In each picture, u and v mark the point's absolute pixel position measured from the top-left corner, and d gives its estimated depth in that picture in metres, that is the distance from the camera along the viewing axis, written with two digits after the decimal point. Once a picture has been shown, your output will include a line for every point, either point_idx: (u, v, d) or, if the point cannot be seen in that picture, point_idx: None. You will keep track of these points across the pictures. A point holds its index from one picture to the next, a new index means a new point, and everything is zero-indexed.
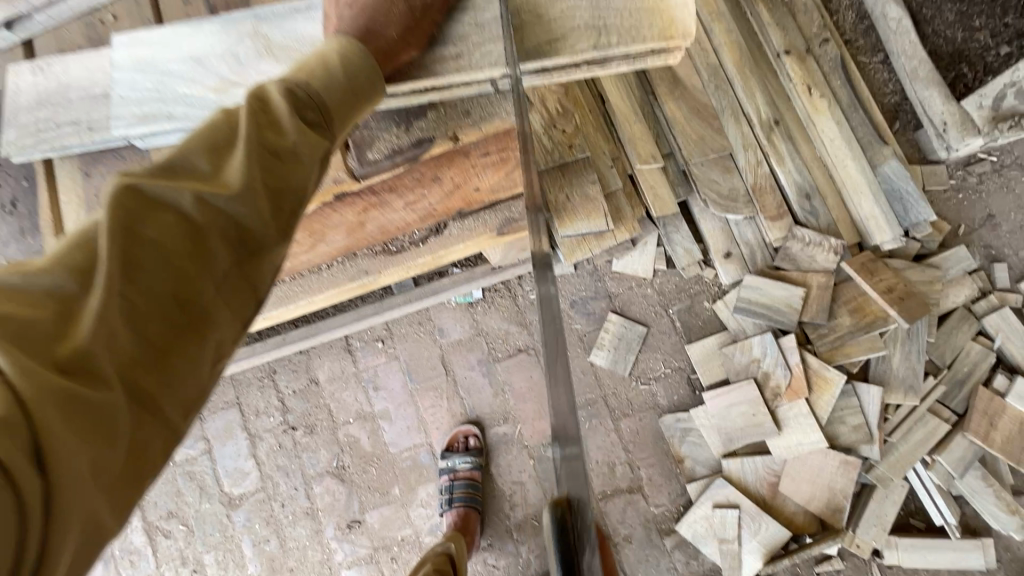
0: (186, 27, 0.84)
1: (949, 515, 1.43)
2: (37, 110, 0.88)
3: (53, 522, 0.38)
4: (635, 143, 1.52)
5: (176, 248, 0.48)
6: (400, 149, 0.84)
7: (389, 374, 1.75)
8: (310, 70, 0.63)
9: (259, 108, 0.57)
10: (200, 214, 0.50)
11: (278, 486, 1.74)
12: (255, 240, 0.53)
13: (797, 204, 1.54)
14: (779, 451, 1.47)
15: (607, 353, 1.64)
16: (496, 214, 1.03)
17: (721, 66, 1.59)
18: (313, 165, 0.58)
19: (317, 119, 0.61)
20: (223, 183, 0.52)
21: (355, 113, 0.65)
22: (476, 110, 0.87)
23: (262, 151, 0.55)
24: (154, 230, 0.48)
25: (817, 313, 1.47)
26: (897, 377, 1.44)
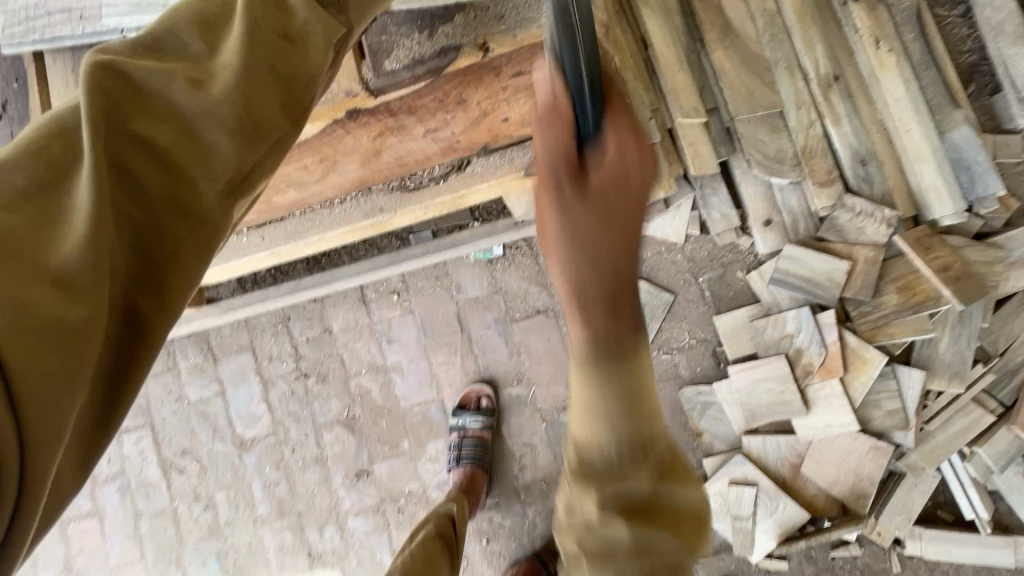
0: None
1: (981, 510, 1.35)
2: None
3: (31, 422, 0.45)
4: (677, 94, 1.40)
5: (154, 156, 0.55)
6: (422, 59, 0.85)
7: (403, 328, 1.71)
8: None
9: (223, 30, 0.63)
10: (176, 132, 0.56)
11: (289, 432, 1.74)
12: (234, 155, 0.60)
13: (850, 169, 1.41)
14: (804, 432, 1.40)
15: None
16: (526, 150, 0.95)
17: (779, 12, 1.44)
18: (305, 88, 0.67)
19: (299, 40, 0.67)
20: (202, 101, 0.58)
21: (331, 39, 0.70)
22: (511, 18, 0.84)
23: (251, 71, 0.62)
24: (139, 138, 0.54)
25: (861, 289, 1.36)
26: (942, 362, 1.33)
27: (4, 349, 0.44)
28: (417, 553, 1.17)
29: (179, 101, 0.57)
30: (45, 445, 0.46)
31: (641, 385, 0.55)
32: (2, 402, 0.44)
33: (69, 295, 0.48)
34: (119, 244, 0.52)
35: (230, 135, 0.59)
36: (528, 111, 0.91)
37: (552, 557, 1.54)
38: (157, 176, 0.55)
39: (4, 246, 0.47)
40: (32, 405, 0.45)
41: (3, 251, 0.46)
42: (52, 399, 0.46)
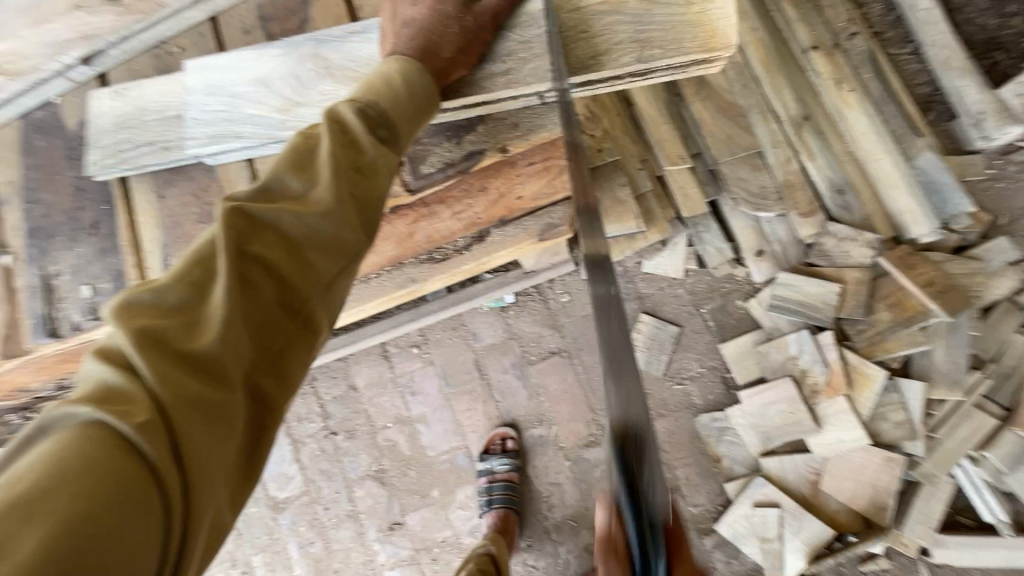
0: (251, 52, 0.90)
1: (1000, 512, 1.39)
2: (119, 133, 0.96)
3: (191, 500, 0.47)
4: (663, 145, 1.53)
5: (279, 258, 0.57)
6: (452, 162, 0.89)
7: (425, 379, 1.79)
8: (376, 89, 0.69)
9: (338, 131, 0.64)
10: (295, 232, 0.58)
11: (321, 490, 1.79)
12: (347, 248, 0.61)
13: (830, 199, 1.55)
14: (819, 449, 1.46)
15: (641, 355, 1.66)
16: (538, 220, 1.04)
17: (746, 65, 1.60)
18: (388, 176, 0.67)
19: (388, 135, 0.68)
20: (313, 205, 0.60)
21: (414, 127, 0.71)
22: (524, 122, 0.89)
23: (347, 169, 0.63)
24: (261, 245, 0.56)
25: (854, 309, 1.45)
26: (941, 372, 1.40)
27: (160, 442, 0.46)
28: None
29: (294, 204, 0.59)
30: (193, 530, 0.47)
31: None
32: (166, 488, 0.45)
33: (209, 390, 0.50)
34: (248, 340, 0.54)
35: (341, 231, 0.60)
36: (539, 188, 1.00)
37: None
38: (284, 273, 0.57)
39: (154, 352, 0.49)
40: (196, 487, 0.47)
41: (153, 354, 0.48)
42: (203, 487, 0.47)
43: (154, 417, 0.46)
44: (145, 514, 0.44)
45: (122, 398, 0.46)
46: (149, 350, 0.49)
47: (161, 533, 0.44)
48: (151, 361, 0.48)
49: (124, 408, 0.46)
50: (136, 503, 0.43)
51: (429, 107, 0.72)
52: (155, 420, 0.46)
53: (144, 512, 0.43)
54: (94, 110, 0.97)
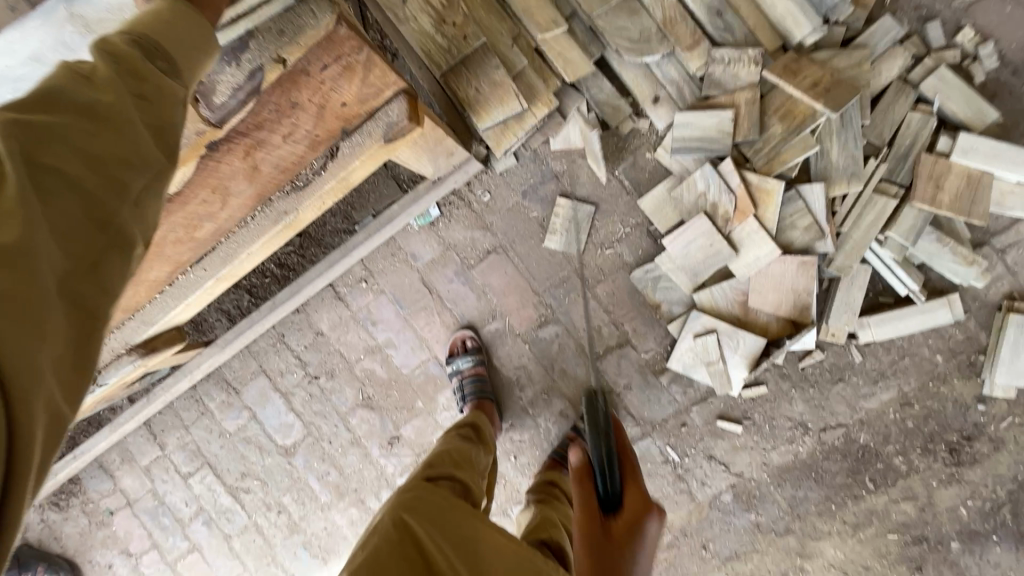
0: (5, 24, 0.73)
1: (912, 283, 1.50)
2: None
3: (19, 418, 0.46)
4: (530, 13, 1.48)
5: (75, 174, 0.54)
6: (240, 86, 0.81)
7: (381, 307, 1.89)
8: (145, 21, 0.64)
9: (120, 53, 0.60)
10: (83, 149, 0.55)
11: (321, 428, 1.97)
12: (148, 166, 0.60)
13: (709, 23, 1.51)
14: (741, 272, 1.55)
15: (562, 238, 1.73)
16: (377, 123, 1.01)
17: None
18: (180, 107, 0.64)
19: (168, 67, 0.64)
20: (104, 125, 0.57)
21: (202, 57, 0.68)
22: (291, 26, 0.80)
23: (132, 95, 0.60)
24: (50, 160, 0.53)
25: (748, 131, 1.48)
26: (838, 169, 1.46)
27: None
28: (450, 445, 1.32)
29: (79, 124, 0.56)
30: (25, 437, 0.47)
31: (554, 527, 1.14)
32: None
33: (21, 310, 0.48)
34: (49, 258, 0.51)
35: (138, 151, 0.59)
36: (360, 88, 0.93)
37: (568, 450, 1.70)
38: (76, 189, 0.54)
39: None
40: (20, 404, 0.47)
41: None
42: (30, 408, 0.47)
43: None
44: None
45: None
46: None
47: None
48: None
49: None
50: None
51: (211, 47, 0.69)
52: None
53: None
54: None
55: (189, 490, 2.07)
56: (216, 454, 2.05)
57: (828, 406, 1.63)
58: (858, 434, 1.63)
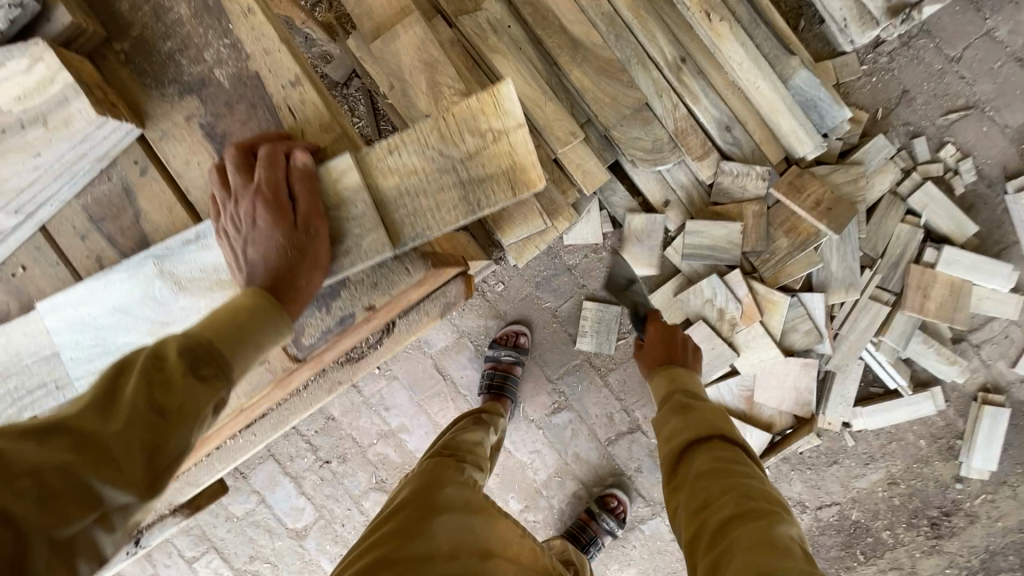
0: (97, 282, 0.99)
1: (900, 378, 1.64)
2: (7, 382, 1.03)
3: None
4: (551, 127, 1.52)
5: (24, 511, 0.54)
6: (330, 328, 0.99)
7: (394, 393, 1.90)
8: (209, 322, 0.73)
9: (157, 366, 0.64)
10: (40, 486, 0.55)
11: (334, 510, 1.97)
12: (109, 509, 0.58)
13: (719, 137, 1.59)
14: (746, 370, 1.65)
15: (591, 338, 1.77)
16: (435, 301, 1.10)
17: (616, 13, 1.57)
18: (196, 424, 0.64)
19: (209, 375, 0.67)
20: (96, 444, 0.58)
21: (243, 359, 0.73)
22: (381, 281, 0.99)
23: (144, 415, 0.61)
24: (3, 495, 0.53)
25: (756, 242, 1.57)
26: (837, 279, 1.57)
27: None
28: (416, 483, 1.10)
29: (48, 456, 0.56)
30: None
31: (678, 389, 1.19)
32: None
33: None
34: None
35: (81, 478, 0.57)
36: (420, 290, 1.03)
37: (580, 530, 1.77)
38: (16, 531, 0.53)
39: None
40: None
41: None
42: None
43: None
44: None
45: None
46: None
47: None
48: None
49: None
50: None
51: (280, 333, 0.80)
52: None
53: None
54: None
55: (194, 575, 2.04)
56: (222, 538, 2.02)
57: (824, 486, 1.76)
58: (851, 512, 1.76)
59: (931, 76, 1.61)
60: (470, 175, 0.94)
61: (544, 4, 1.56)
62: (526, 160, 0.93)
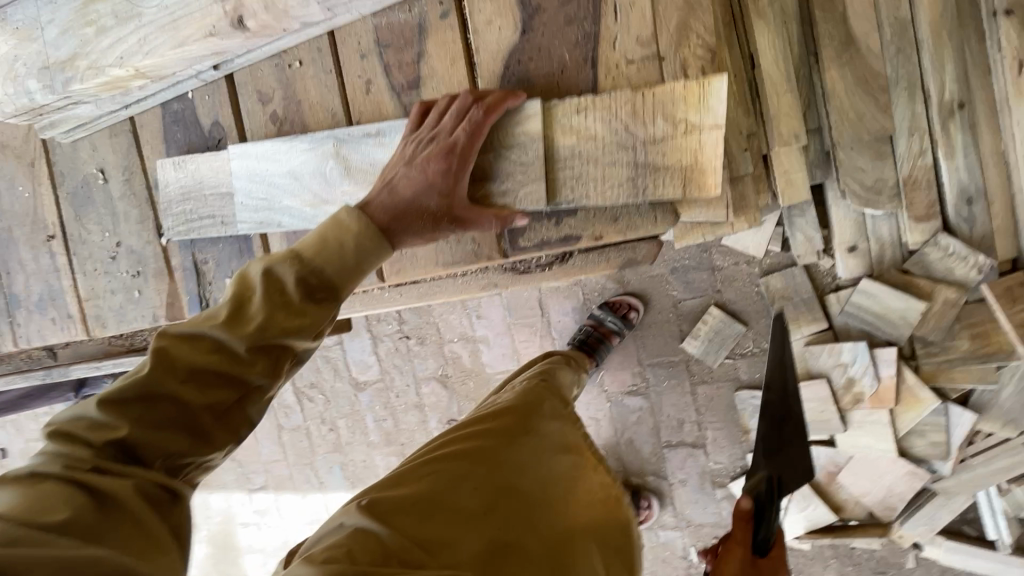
0: (282, 145, 1.09)
1: (1005, 534, 1.49)
2: (184, 203, 1.16)
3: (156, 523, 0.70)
4: (779, 119, 1.39)
5: (215, 371, 0.78)
6: (550, 240, 1.08)
7: (490, 306, 1.94)
8: (321, 248, 0.88)
9: (277, 289, 0.83)
10: (196, 372, 0.77)
11: (394, 380, 2.11)
12: (247, 388, 0.81)
13: (953, 206, 1.39)
14: (845, 448, 1.55)
15: (700, 344, 1.71)
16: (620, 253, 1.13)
17: (911, 22, 1.36)
18: (314, 328, 0.84)
19: (326, 295, 0.87)
20: (245, 329, 0.80)
21: (348, 282, 0.90)
22: (621, 218, 1.04)
23: (280, 312, 0.82)
24: (204, 352, 0.78)
25: (933, 330, 1.41)
26: (1001, 409, 1.38)
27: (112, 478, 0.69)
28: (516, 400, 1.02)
29: (201, 360, 0.77)
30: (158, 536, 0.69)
31: None
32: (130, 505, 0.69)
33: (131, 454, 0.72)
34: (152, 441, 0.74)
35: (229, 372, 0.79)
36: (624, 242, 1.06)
37: None
38: (190, 408, 0.76)
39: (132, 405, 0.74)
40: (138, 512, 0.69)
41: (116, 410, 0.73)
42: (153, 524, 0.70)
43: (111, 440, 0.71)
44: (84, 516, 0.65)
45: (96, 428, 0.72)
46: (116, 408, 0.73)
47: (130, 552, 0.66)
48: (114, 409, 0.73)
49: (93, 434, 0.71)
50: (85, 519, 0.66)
51: (378, 257, 0.92)
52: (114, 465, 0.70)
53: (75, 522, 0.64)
54: (161, 180, 1.17)
55: None
56: None
57: None
58: None
59: None
60: (647, 159, 0.97)
61: None
62: (708, 163, 0.94)
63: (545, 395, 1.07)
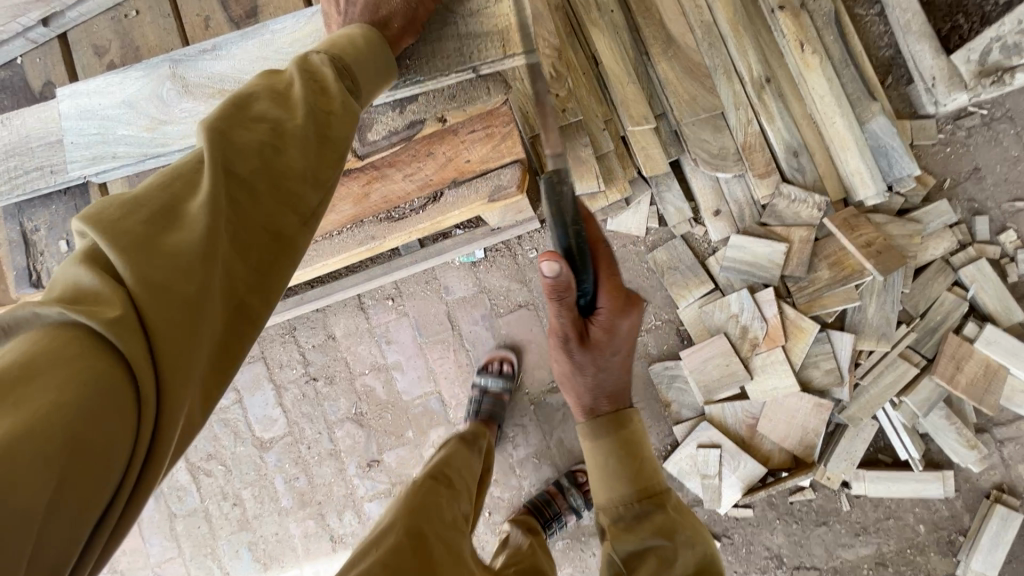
0: (115, 77, 1.01)
1: (913, 450, 1.55)
2: (8, 161, 1.05)
3: (174, 406, 0.52)
4: (628, 104, 1.57)
5: (259, 177, 0.64)
6: (397, 130, 1.03)
7: (399, 329, 1.88)
8: (344, 49, 0.79)
9: (310, 79, 0.74)
10: (266, 159, 0.65)
11: (304, 431, 1.93)
12: (320, 183, 0.70)
13: (785, 160, 1.59)
14: (756, 396, 1.59)
15: None
16: (487, 181, 1.13)
17: (714, 23, 1.61)
18: (352, 125, 0.75)
19: (352, 89, 0.78)
20: (300, 118, 0.70)
21: (373, 85, 0.83)
22: (461, 95, 1.03)
23: (319, 108, 0.72)
24: (252, 150, 0.64)
25: (798, 267, 1.56)
26: (871, 326, 1.54)
27: (130, 341, 0.50)
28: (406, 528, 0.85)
29: (235, 155, 0.63)
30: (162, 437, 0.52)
31: (630, 449, 1.06)
32: (139, 391, 0.50)
33: (193, 299, 0.55)
34: (235, 254, 0.60)
35: (310, 173, 0.68)
36: (484, 152, 1.11)
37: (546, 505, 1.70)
38: (215, 231, 0.58)
39: (129, 243, 0.54)
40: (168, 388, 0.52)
41: (142, 258, 0.53)
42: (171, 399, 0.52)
43: (127, 308, 0.51)
44: (112, 416, 0.48)
45: (92, 298, 0.51)
46: (126, 251, 0.53)
47: (133, 429, 0.49)
48: (130, 263, 0.53)
49: (94, 307, 0.50)
50: (99, 411, 0.47)
51: (388, 72, 0.85)
52: (127, 317, 0.51)
53: (116, 403, 0.48)
54: None
55: None
56: None
57: (806, 546, 1.65)
58: None
59: (1007, 160, 1.61)
60: (468, 29, 0.94)
61: None
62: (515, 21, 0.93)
63: (439, 491, 0.99)
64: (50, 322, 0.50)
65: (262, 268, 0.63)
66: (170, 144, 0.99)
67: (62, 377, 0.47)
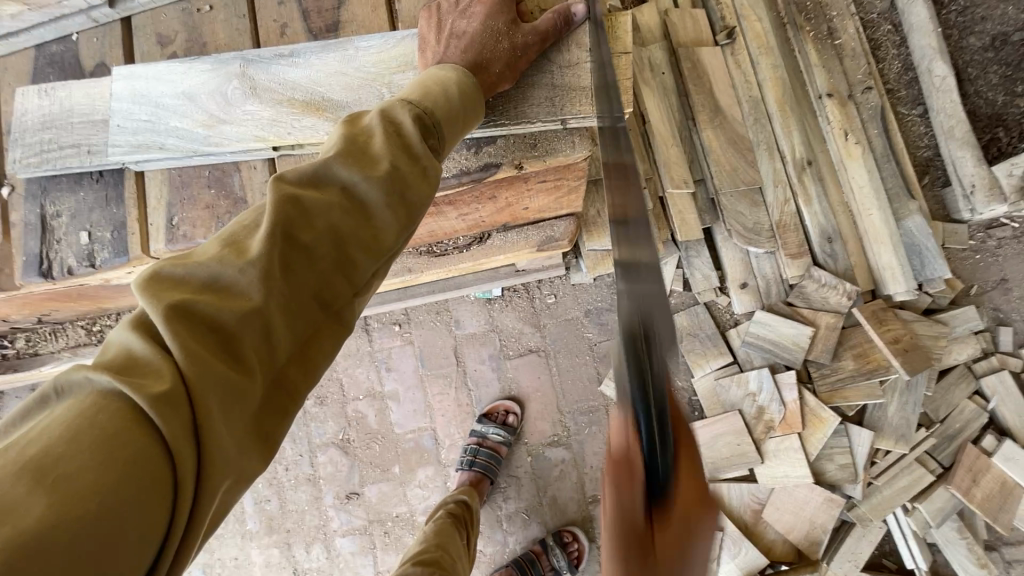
0: (180, 66, 0.97)
1: (921, 561, 1.50)
2: (43, 133, 1.00)
3: (206, 486, 0.50)
4: (669, 167, 1.57)
5: (322, 247, 0.63)
6: (467, 170, 0.95)
7: (402, 357, 1.81)
8: (432, 99, 0.76)
9: (393, 131, 0.71)
10: (333, 227, 0.64)
11: (285, 450, 1.82)
12: (381, 251, 0.69)
13: (818, 245, 1.57)
14: (766, 481, 1.54)
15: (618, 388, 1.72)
16: (539, 231, 1.20)
17: (762, 100, 1.62)
18: (427, 188, 0.72)
19: (435, 145, 0.75)
20: (376, 171, 0.67)
21: (455, 134, 0.78)
22: (542, 144, 0.95)
23: (401, 165, 0.70)
24: (320, 211, 0.63)
25: (822, 353, 1.53)
26: (890, 425, 1.51)
27: (173, 422, 0.48)
28: None
29: (296, 217, 0.61)
30: (195, 522, 0.50)
31: None
32: (178, 466, 0.48)
33: (236, 377, 0.54)
34: (284, 326, 0.59)
35: (365, 240, 0.66)
36: (544, 203, 1.11)
37: (530, 566, 1.62)
38: (266, 310, 0.57)
39: (176, 320, 0.52)
40: (212, 465, 0.51)
41: (185, 330, 0.52)
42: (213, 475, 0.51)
43: (173, 390, 0.49)
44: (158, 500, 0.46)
45: (141, 369, 0.50)
46: (178, 324, 0.52)
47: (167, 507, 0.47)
48: (177, 335, 0.51)
49: (141, 381, 0.49)
50: (144, 487, 0.46)
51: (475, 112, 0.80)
52: (174, 396, 0.49)
53: (150, 477, 0.46)
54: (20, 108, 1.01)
55: None
56: None
57: None
58: None
59: None
60: (562, 80, 0.89)
61: (702, 64, 1.62)
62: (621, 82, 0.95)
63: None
64: (98, 387, 0.48)
65: (313, 330, 0.63)
66: (224, 144, 0.95)
67: (86, 453, 0.44)
